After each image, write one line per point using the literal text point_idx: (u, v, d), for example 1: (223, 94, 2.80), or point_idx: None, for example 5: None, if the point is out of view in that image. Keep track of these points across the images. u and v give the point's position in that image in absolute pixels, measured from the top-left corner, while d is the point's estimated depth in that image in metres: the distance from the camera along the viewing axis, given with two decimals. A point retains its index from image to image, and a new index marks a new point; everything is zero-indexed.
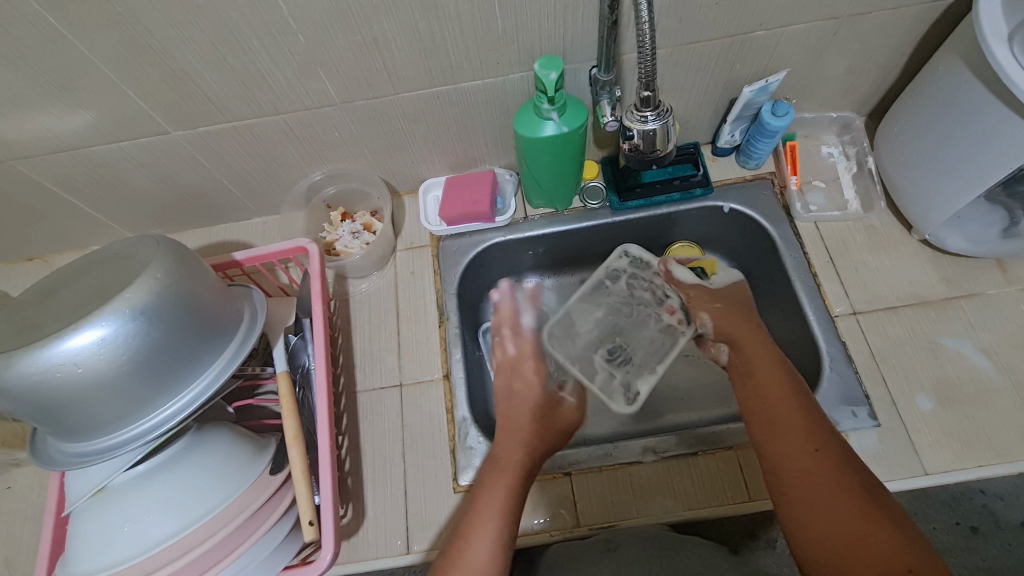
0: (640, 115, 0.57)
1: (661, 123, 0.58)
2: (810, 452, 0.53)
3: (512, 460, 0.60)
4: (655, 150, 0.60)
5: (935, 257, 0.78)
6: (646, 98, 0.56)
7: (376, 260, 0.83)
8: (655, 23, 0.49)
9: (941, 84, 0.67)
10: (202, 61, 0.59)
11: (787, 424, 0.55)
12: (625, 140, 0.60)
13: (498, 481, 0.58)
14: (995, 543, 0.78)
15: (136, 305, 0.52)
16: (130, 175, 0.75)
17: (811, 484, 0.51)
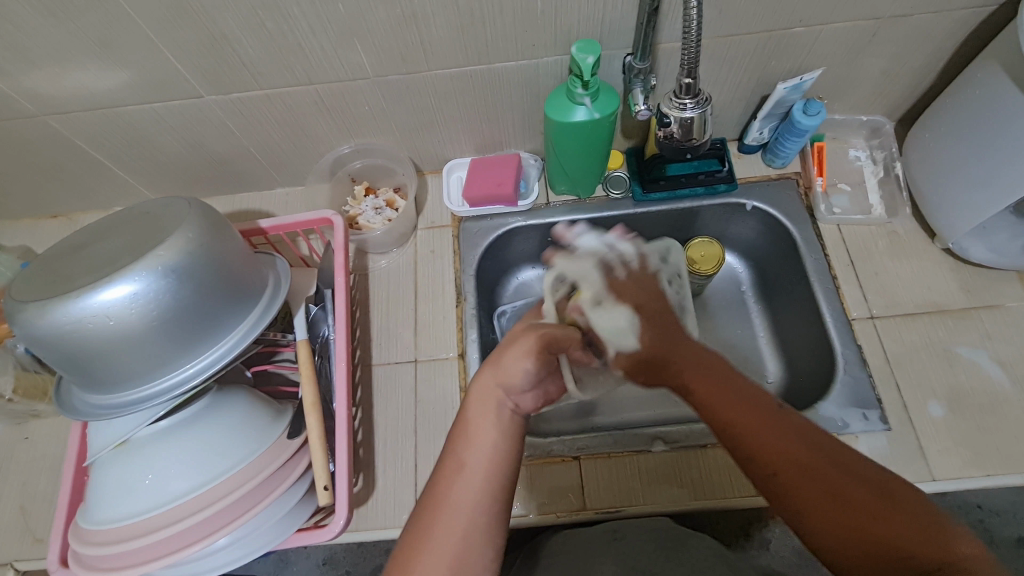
0: (679, 102, 0.57)
1: (700, 112, 0.58)
2: (800, 459, 0.42)
3: (484, 429, 0.51)
4: (691, 139, 0.60)
5: (957, 267, 0.78)
6: (687, 86, 0.56)
7: (397, 237, 0.83)
8: (703, 9, 0.49)
9: (979, 92, 0.67)
10: (241, 26, 0.60)
11: (757, 437, 0.44)
12: (660, 127, 0.60)
13: (474, 450, 0.50)
14: (992, 559, 0.82)
15: (168, 263, 0.53)
16: (160, 137, 0.75)
17: (795, 487, 0.41)
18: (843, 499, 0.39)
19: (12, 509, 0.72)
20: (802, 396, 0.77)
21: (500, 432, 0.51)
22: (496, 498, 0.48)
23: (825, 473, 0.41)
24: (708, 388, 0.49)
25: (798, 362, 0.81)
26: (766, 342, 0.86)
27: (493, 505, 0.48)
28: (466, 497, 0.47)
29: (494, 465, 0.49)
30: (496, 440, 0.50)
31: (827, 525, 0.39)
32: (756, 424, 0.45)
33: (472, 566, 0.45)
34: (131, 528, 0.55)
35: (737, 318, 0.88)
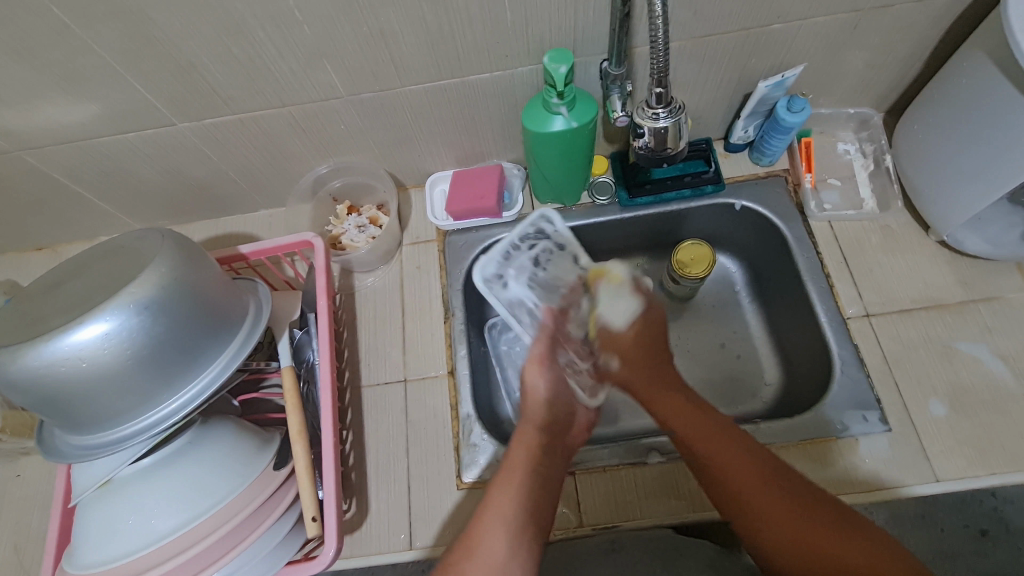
0: (652, 112, 0.55)
1: (673, 120, 0.56)
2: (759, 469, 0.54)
3: (521, 474, 0.56)
4: (667, 147, 0.58)
5: (952, 259, 0.76)
6: (659, 95, 0.54)
7: (382, 254, 0.82)
8: (668, 17, 0.47)
9: (966, 82, 0.65)
10: (208, 53, 0.59)
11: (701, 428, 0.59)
12: (635, 137, 0.59)
13: (506, 501, 0.54)
14: None
15: (141, 300, 0.52)
16: (136, 166, 0.74)
17: (762, 505, 0.52)
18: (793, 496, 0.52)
19: (6, 548, 0.72)
20: (800, 398, 0.76)
21: (529, 483, 0.55)
22: (522, 532, 0.52)
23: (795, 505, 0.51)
24: (670, 407, 0.62)
25: (795, 363, 0.79)
26: (762, 343, 0.84)
27: (520, 539, 0.51)
28: (496, 555, 0.50)
29: (529, 498, 0.54)
30: (529, 493, 0.55)
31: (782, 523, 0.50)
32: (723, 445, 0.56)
33: (514, 571, 0.50)
34: (118, 569, 0.54)
35: (732, 320, 0.87)
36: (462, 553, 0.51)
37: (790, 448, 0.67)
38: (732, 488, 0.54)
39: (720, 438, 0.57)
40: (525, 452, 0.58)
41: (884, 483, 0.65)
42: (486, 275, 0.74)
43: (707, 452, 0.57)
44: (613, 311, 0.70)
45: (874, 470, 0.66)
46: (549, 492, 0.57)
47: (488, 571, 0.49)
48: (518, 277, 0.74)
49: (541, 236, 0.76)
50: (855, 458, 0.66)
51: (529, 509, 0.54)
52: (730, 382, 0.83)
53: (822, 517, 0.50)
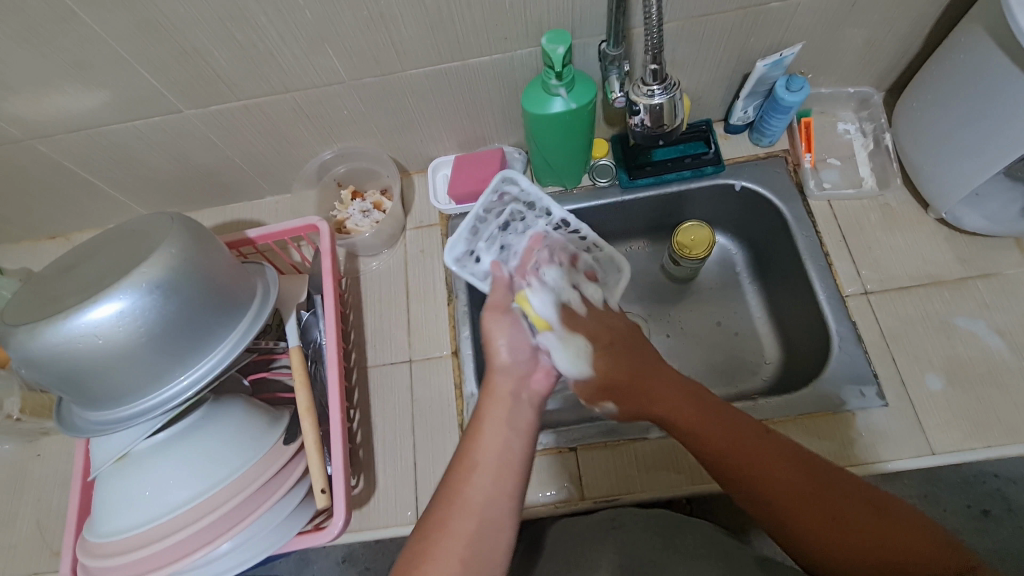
0: (647, 89, 0.56)
1: (668, 97, 0.56)
2: (782, 461, 0.52)
3: (498, 420, 0.57)
4: (662, 125, 0.59)
5: (952, 236, 0.76)
6: (654, 72, 0.54)
7: (386, 238, 0.83)
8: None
9: (965, 57, 0.65)
10: (212, 39, 0.60)
11: (713, 416, 0.57)
12: (631, 115, 0.59)
13: (485, 448, 0.55)
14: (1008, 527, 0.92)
15: (152, 279, 0.55)
16: (145, 153, 0.76)
17: (786, 488, 0.51)
18: (815, 484, 0.51)
19: (29, 524, 0.75)
20: (799, 376, 0.77)
21: (507, 426, 0.57)
22: (501, 478, 0.53)
23: (827, 507, 0.49)
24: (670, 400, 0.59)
25: (795, 341, 0.80)
26: (763, 323, 0.86)
27: (498, 486, 0.53)
28: (477, 500, 0.52)
29: (510, 446, 0.55)
30: (507, 436, 0.56)
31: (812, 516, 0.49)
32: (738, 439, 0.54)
33: (492, 518, 0.51)
34: (135, 539, 0.56)
35: (733, 300, 0.88)
36: (445, 506, 0.52)
37: (789, 423, 0.68)
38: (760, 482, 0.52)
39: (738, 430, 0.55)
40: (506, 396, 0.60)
41: (880, 455, 0.66)
42: (457, 256, 0.72)
43: (723, 442, 0.54)
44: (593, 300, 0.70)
45: (871, 443, 0.67)
46: (523, 426, 0.58)
47: (467, 521, 0.50)
48: (488, 250, 0.74)
49: (508, 200, 0.75)
50: (852, 433, 0.67)
51: (506, 451, 0.55)
52: (730, 361, 0.84)
53: (861, 521, 0.49)
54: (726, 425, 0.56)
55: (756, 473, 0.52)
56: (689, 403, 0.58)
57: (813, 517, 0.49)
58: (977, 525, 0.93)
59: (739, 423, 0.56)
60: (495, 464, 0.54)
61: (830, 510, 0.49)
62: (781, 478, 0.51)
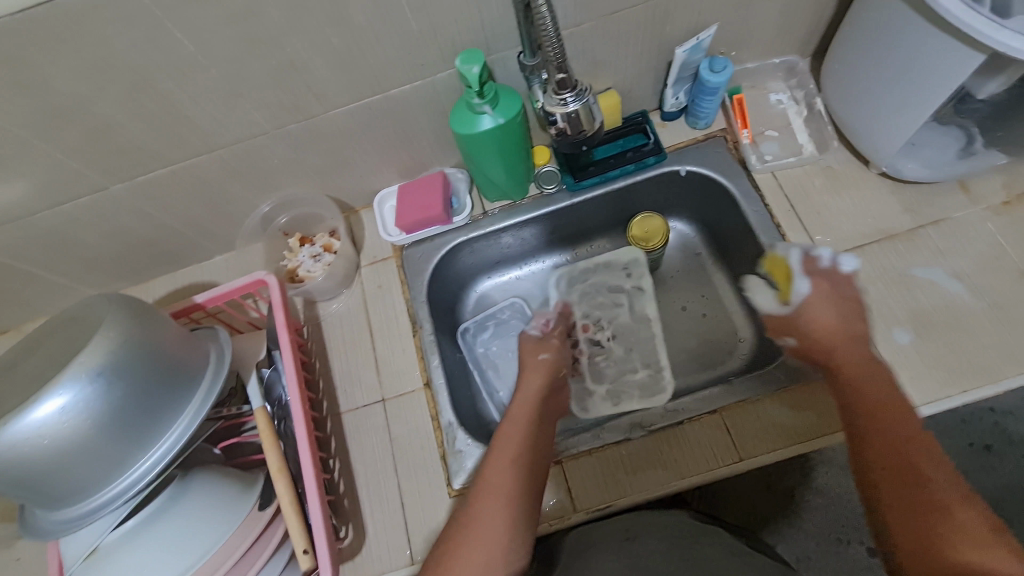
0: (559, 98, 0.55)
1: (582, 103, 0.56)
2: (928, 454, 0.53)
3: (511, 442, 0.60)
4: (582, 131, 0.58)
5: (896, 189, 0.77)
6: (562, 81, 0.54)
7: (341, 279, 0.82)
8: (551, 5, 0.47)
9: (874, 15, 0.66)
10: (122, 112, 0.59)
11: (880, 400, 0.58)
12: (549, 125, 0.58)
13: (501, 469, 0.57)
14: (1012, 459, 0.93)
15: (92, 369, 0.53)
16: (80, 235, 0.74)
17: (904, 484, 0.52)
18: (914, 494, 0.51)
19: None
20: (772, 350, 0.77)
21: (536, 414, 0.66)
22: (523, 494, 0.56)
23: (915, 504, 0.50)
24: (852, 368, 0.62)
25: (765, 314, 0.80)
26: (731, 302, 0.85)
27: (515, 504, 0.55)
28: (496, 514, 0.54)
29: (522, 457, 0.59)
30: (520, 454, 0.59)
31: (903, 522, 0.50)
32: (896, 423, 0.56)
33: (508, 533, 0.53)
34: None
35: (698, 284, 0.88)
36: (468, 523, 0.54)
37: (767, 400, 0.68)
38: (880, 480, 0.53)
39: (895, 415, 0.56)
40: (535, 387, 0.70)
41: None
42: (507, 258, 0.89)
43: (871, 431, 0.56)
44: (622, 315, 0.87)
45: None
46: (548, 429, 0.65)
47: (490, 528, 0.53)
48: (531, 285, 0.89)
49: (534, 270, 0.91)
50: (830, 400, 0.67)
51: (524, 465, 0.58)
52: (705, 345, 0.84)
53: (932, 527, 0.48)
54: (886, 408, 0.57)
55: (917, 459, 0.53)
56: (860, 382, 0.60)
57: (906, 523, 0.50)
58: (979, 461, 0.94)
59: (892, 400, 0.58)
60: (509, 476, 0.57)
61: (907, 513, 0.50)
62: (935, 463, 0.52)
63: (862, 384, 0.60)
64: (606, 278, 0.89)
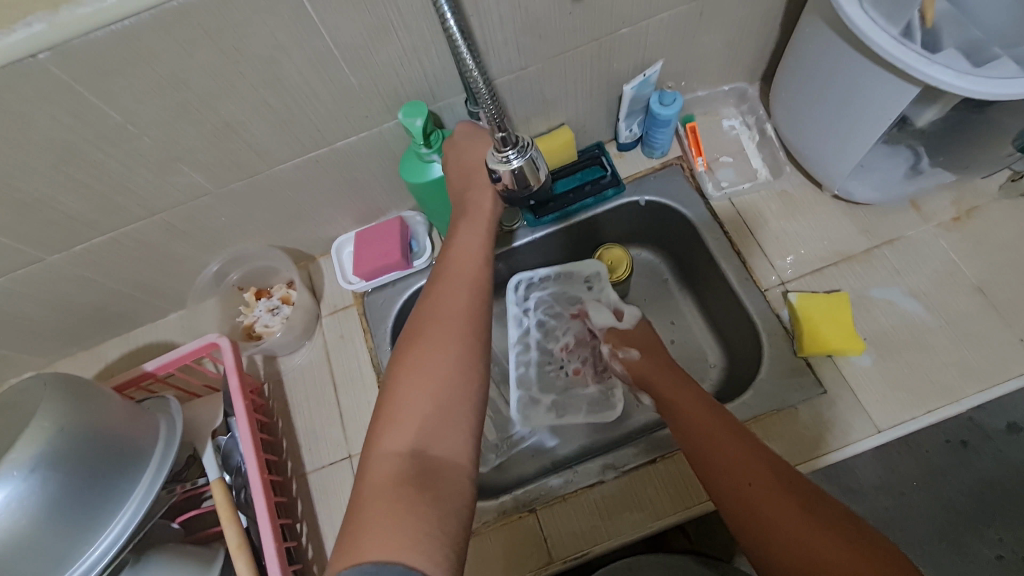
0: (501, 155, 0.53)
1: (526, 158, 0.54)
2: (768, 480, 0.51)
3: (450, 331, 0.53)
4: (529, 185, 0.56)
5: (850, 210, 0.78)
6: (503, 138, 0.52)
7: (301, 332, 0.80)
8: (483, 66, 0.46)
9: (813, 46, 0.67)
10: (50, 185, 0.56)
11: (711, 424, 0.57)
12: (494, 181, 0.56)
13: (436, 349, 0.51)
14: (989, 454, 0.94)
15: (25, 464, 0.50)
16: (19, 307, 0.71)
17: (753, 499, 0.50)
18: (803, 510, 0.48)
19: None
20: (741, 378, 0.77)
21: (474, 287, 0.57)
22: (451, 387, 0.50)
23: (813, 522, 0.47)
24: (682, 397, 0.62)
25: (732, 340, 0.80)
26: (700, 328, 0.85)
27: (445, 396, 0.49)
28: (420, 400, 0.49)
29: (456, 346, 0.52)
30: (456, 343, 0.52)
31: (791, 535, 0.47)
32: (723, 440, 0.55)
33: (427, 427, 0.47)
34: None
35: (667, 312, 0.88)
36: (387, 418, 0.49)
37: None
38: (744, 498, 0.51)
39: (725, 432, 0.56)
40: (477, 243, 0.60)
41: (831, 446, 0.65)
42: (520, 280, 0.85)
43: (709, 448, 0.55)
44: (602, 315, 0.80)
45: (820, 435, 0.66)
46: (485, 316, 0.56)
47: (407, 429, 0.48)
48: (535, 309, 0.85)
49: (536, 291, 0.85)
50: (800, 428, 0.66)
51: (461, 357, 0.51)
52: None
53: (830, 545, 0.45)
54: (716, 428, 0.56)
55: (731, 477, 0.52)
56: (691, 408, 0.60)
57: (782, 542, 0.47)
58: (957, 457, 0.95)
59: (735, 425, 0.57)
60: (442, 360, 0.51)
61: (801, 530, 0.46)
62: (772, 488, 0.50)
63: (694, 410, 0.59)
64: (566, 288, 0.84)
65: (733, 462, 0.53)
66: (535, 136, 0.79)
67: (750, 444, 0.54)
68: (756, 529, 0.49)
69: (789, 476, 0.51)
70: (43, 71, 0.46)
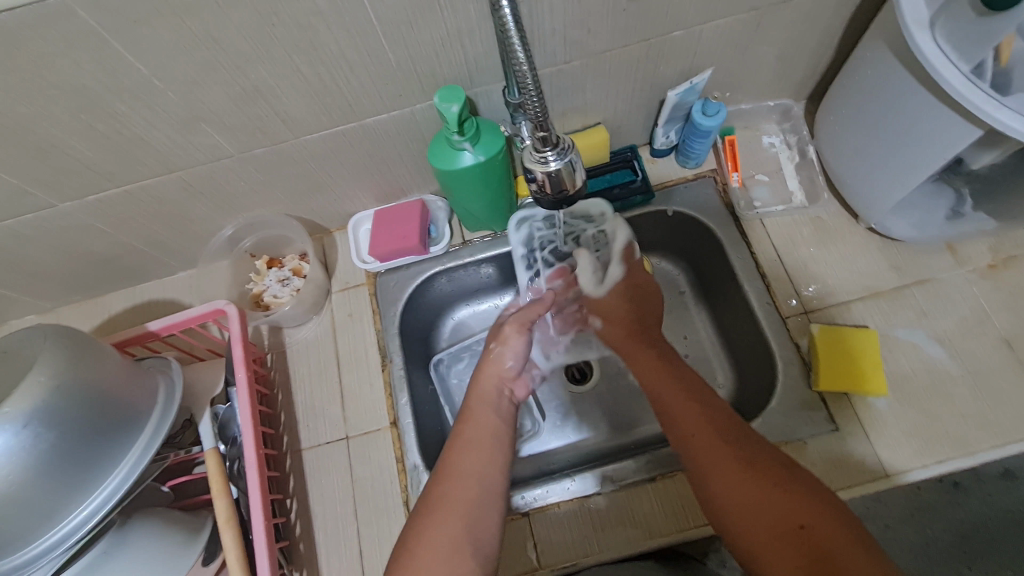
0: (540, 155, 0.51)
1: (565, 162, 0.52)
2: (713, 427, 0.52)
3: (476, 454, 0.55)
4: (564, 191, 0.53)
5: (884, 245, 0.75)
6: (543, 137, 0.50)
7: (310, 306, 0.78)
8: (533, 61, 0.43)
9: (872, 72, 0.64)
10: (69, 132, 0.54)
11: (663, 381, 0.58)
12: (529, 182, 0.54)
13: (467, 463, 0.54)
14: None
15: (20, 417, 0.49)
16: (27, 250, 0.69)
17: (699, 444, 0.51)
18: (745, 459, 0.48)
19: None
20: (750, 403, 0.75)
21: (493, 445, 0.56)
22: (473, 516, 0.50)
23: (751, 471, 0.47)
24: (639, 360, 0.64)
25: (744, 364, 0.78)
26: (712, 347, 0.83)
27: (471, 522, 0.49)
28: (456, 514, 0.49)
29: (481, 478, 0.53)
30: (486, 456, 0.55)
31: (735, 489, 0.47)
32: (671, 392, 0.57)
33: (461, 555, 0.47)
34: None
35: (682, 326, 0.86)
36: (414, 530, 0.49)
37: None
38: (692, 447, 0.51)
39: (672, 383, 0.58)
40: (503, 411, 0.61)
41: (836, 485, 0.64)
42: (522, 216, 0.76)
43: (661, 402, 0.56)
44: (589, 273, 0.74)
45: (825, 472, 0.64)
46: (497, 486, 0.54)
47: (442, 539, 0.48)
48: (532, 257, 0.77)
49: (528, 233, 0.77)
50: (807, 463, 0.65)
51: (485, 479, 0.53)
52: None
53: (767, 491, 0.46)
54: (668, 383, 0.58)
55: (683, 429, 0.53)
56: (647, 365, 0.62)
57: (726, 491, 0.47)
58: None
59: (688, 383, 0.58)
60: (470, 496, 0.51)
61: (744, 478, 0.47)
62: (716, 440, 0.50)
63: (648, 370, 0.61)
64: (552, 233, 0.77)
65: (680, 413, 0.54)
66: (569, 132, 0.76)
67: (699, 397, 0.55)
68: (715, 510, 0.48)
69: (736, 426, 0.52)
70: (71, 15, 0.44)
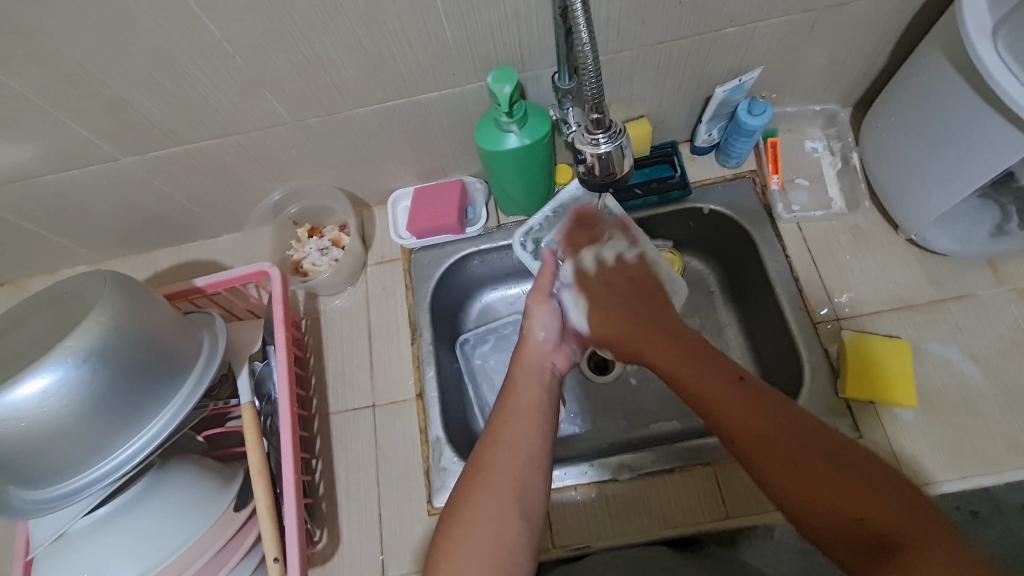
0: (592, 137, 0.52)
1: (615, 145, 0.53)
2: (749, 409, 0.49)
3: (511, 439, 0.54)
4: (611, 173, 0.55)
5: (922, 258, 0.75)
6: (597, 120, 0.51)
7: (346, 276, 0.80)
8: (595, 43, 0.44)
9: (926, 81, 0.63)
10: (139, 88, 0.57)
11: (683, 364, 0.55)
12: (577, 163, 0.55)
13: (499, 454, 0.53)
14: None
15: (80, 352, 0.51)
16: (87, 201, 0.73)
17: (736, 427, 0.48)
18: (790, 437, 0.46)
19: None
20: None
21: (534, 418, 0.56)
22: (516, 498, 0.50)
23: (792, 453, 0.45)
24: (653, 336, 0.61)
25: (770, 366, 0.78)
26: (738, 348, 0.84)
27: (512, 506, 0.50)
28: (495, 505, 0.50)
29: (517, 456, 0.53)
30: (523, 436, 0.54)
31: (790, 479, 0.44)
32: (692, 375, 0.54)
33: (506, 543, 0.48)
34: None
35: (709, 324, 0.86)
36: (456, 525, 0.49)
37: None
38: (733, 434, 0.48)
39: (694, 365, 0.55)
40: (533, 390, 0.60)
41: None
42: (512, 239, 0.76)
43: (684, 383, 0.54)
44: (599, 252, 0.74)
45: None
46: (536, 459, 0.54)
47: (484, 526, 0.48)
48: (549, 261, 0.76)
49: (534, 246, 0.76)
50: None
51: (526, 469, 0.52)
52: None
53: (814, 472, 0.44)
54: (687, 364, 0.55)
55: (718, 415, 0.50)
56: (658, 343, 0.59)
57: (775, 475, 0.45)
58: None
59: (710, 362, 0.55)
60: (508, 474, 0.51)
61: (794, 468, 0.45)
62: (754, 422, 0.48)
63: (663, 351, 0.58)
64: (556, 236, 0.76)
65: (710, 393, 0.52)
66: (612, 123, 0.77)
67: (725, 379, 0.52)
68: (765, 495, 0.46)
69: (762, 400, 0.49)
70: None
